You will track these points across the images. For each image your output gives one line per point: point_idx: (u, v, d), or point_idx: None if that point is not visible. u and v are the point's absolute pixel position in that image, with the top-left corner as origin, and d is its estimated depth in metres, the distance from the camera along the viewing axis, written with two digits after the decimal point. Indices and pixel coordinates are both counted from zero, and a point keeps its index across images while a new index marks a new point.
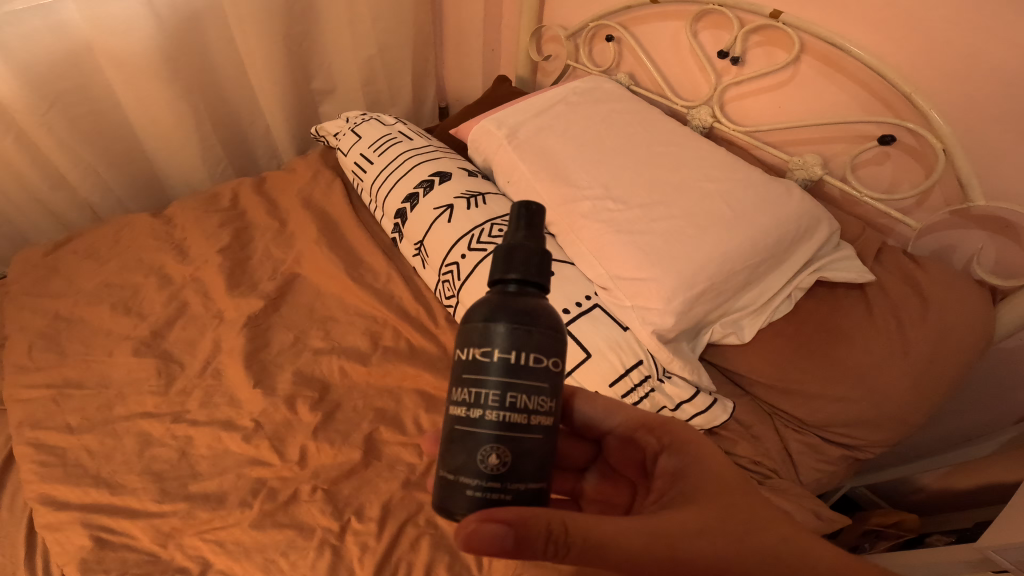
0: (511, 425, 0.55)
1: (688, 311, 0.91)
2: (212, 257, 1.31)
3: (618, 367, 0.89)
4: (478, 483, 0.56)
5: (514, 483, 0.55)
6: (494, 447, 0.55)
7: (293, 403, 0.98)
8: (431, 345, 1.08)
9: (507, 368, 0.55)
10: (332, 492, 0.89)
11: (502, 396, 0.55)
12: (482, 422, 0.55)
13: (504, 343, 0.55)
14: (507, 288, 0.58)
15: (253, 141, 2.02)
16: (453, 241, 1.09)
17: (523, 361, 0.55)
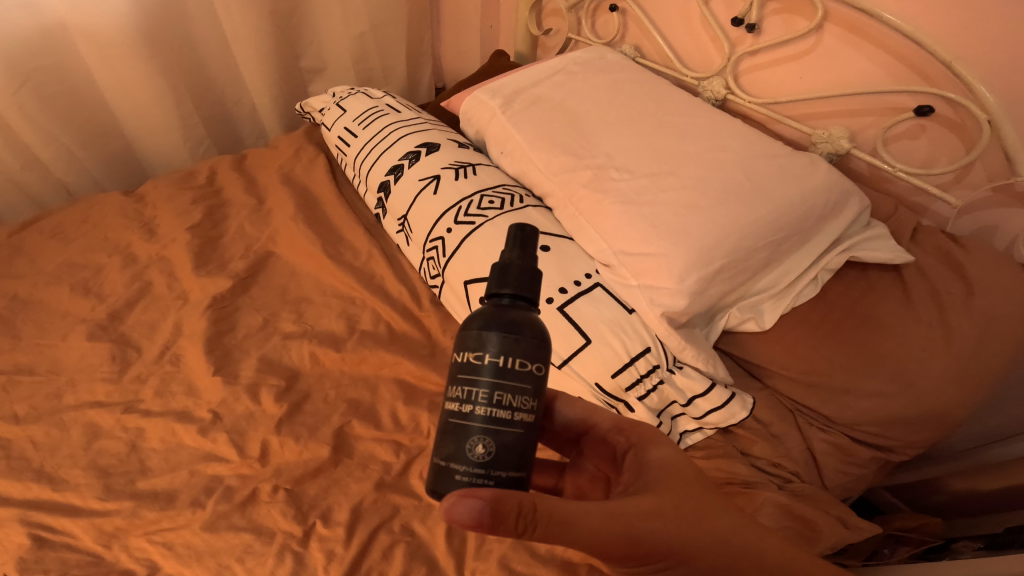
0: (503, 425, 0.47)
1: (704, 291, 0.78)
2: (180, 236, 1.20)
3: (622, 355, 0.75)
4: (470, 471, 0.47)
5: (500, 469, 0.47)
6: (481, 439, 0.46)
7: (256, 393, 0.87)
8: (414, 331, 0.96)
9: (499, 369, 0.47)
10: (296, 493, 0.78)
11: (493, 392, 0.47)
12: (473, 414, 0.47)
13: (494, 343, 0.47)
14: (505, 296, 0.49)
15: (239, 121, 1.89)
16: (438, 214, 0.97)
17: (511, 364, 0.47)
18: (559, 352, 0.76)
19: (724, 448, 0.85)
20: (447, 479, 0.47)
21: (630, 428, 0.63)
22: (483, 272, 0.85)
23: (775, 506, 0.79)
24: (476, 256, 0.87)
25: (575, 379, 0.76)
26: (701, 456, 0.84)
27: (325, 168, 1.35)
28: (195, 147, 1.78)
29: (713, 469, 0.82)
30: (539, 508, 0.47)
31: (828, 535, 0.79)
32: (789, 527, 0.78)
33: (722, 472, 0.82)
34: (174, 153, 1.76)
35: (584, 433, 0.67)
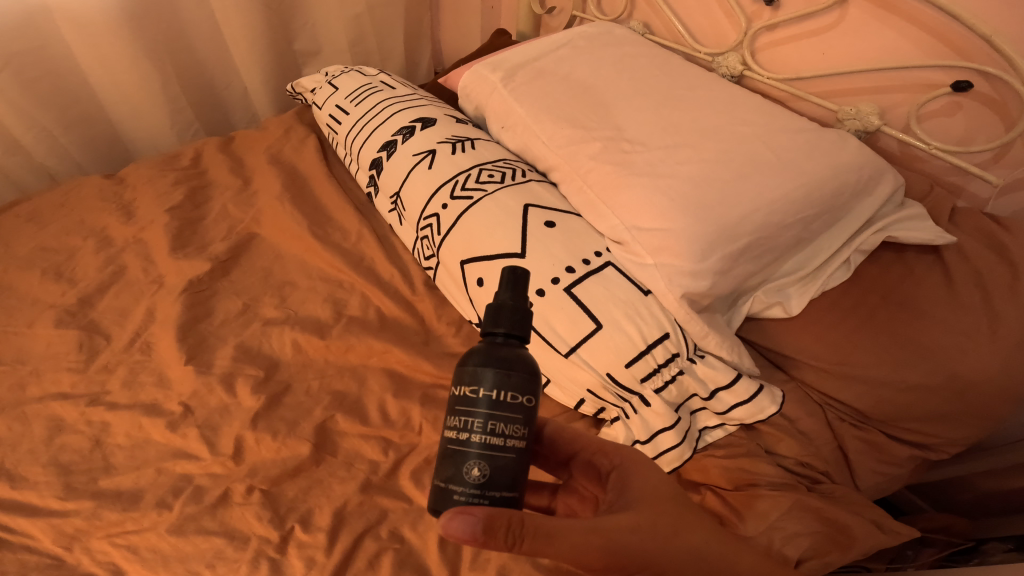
0: (502, 452, 0.42)
1: (727, 272, 0.70)
2: (160, 218, 1.11)
3: (638, 342, 0.64)
4: (467, 490, 0.42)
5: (498, 489, 0.42)
6: (475, 471, 0.41)
7: (232, 384, 0.78)
8: (406, 316, 0.85)
9: (495, 401, 0.41)
10: (273, 495, 0.70)
11: (489, 420, 0.42)
12: (470, 441, 0.41)
13: (490, 373, 0.42)
14: (499, 334, 0.44)
15: (230, 104, 1.78)
16: (433, 189, 0.88)
17: (504, 397, 0.42)
18: (564, 338, 0.66)
19: (749, 446, 0.75)
20: (445, 499, 0.42)
21: (614, 448, 0.56)
22: (480, 249, 0.75)
23: (804, 509, 0.71)
24: (473, 232, 0.77)
25: (583, 368, 0.66)
26: (725, 455, 0.75)
27: (317, 149, 1.26)
28: (184, 132, 1.68)
29: (736, 470, 0.74)
30: (528, 520, 0.42)
31: (863, 541, 0.70)
32: (817, 532, 0.70)
33: (747, 472, 0.73)
34: (162, 139, 1.66)
35: (571, 454, 0.59)
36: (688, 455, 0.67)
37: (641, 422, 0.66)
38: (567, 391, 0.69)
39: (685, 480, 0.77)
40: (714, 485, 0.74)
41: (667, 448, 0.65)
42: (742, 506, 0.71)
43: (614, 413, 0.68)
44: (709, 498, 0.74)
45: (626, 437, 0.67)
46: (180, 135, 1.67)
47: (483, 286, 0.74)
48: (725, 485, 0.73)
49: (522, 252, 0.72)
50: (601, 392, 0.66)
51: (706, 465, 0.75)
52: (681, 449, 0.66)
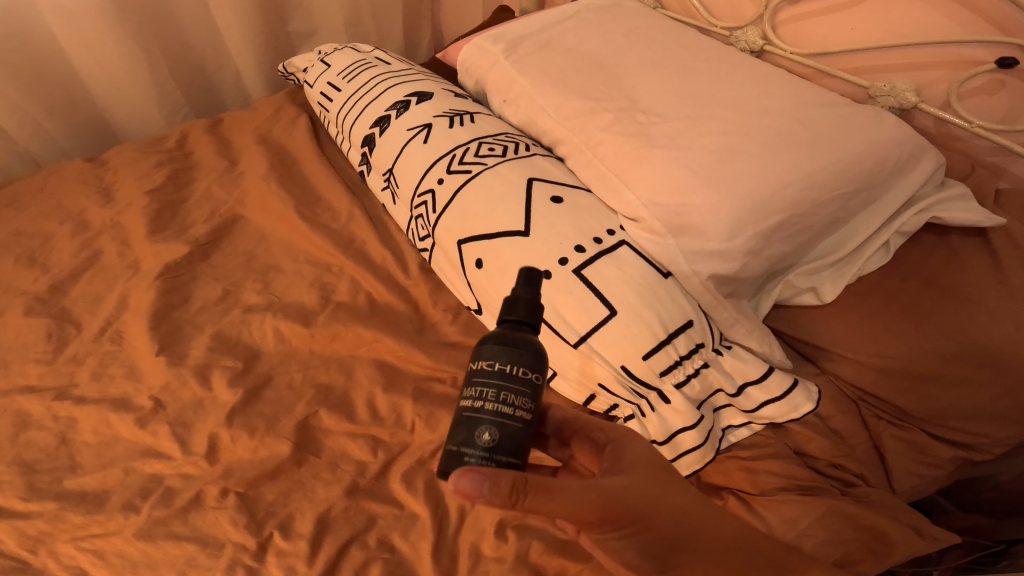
0: (512, 422, 0.37)
1: (760, 252, 0.61)
2: (140, 202, 1.04)
3: (657, 330, 0.56)
4: (477, 453, 0.37)
5: (507, 456, 0.37)
6: (486, 438, 0.36)
7: (207, 376, 0.70)
8: (399, 301, 0.75)
9: (510, 372, 0.37)
10: (249, 498, 0.62)
11: (502, 390, 0.37)
12: (482, 409, 0.37)
13: (503, 346, 0.37)
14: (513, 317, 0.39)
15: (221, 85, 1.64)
16: (429, 164, 0.81)
17: (519, 369, 0.37)
18: (573, 326, 0.58)
19: (776, 446, 0.67)
20: (452, 463, 0.37)
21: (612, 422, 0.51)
22: (480, 228, 0.68)
23: (840, 515, 0.63)
24: (473, 209, 0.70)
25: (593, 360, 0.58)
26: (751, 456, 0.67)
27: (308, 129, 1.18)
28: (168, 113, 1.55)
29: (763, 474, 0.66)
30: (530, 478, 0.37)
31: (903, 549, 0.63)
32: (852, 540, 0.62)
33: (775, 476, 0.66)
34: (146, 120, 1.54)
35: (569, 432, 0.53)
36: (710, 458, 0.59)
37: (658, 420, 0.58)
38: (574, 386, 0.61)
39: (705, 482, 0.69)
40: (737, 489, 0.67)
41: (686, 449, 0.58)
42: (769, 513, 0.63)
43: (627, 411, 0.60)
44: (730, 503, 0.66)
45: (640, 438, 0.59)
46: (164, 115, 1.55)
47: (481, 268, 0.65)
48: (750, 490, 0.66)
49: (526, 230, 0.64)
50: (614, 388, 0.58)
51: (729, 467, 0.68)
52: (702, 450, 0.58)
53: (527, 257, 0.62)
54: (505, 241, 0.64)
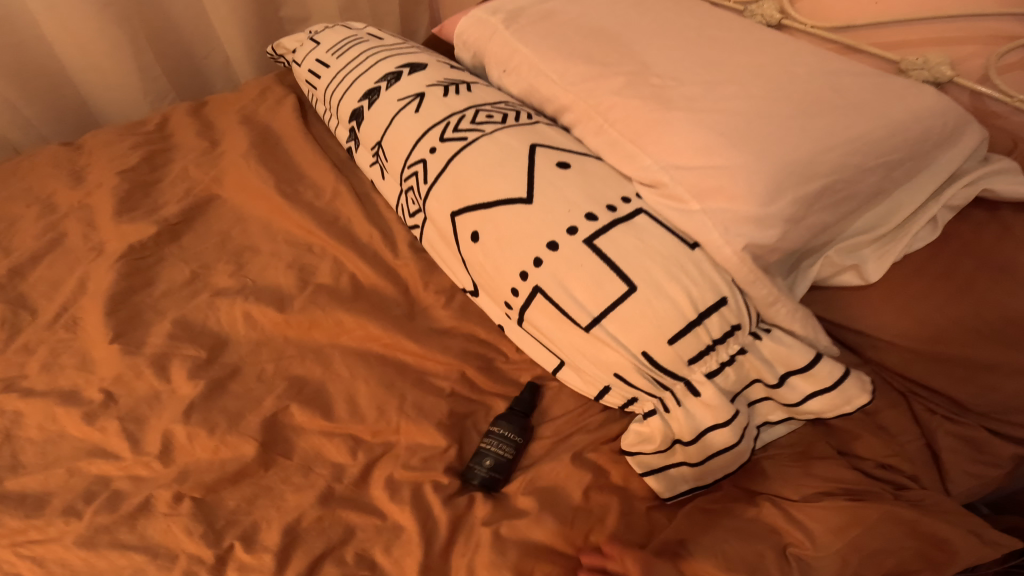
0: (501, 463, 0.55)
1: (800, 221, 0.53)
2: (111, 183, 0.96)
3: (685, 310, 0.47)
4: (478, 478, 0.54)
5: (492, 481, 0.55)
6: (484, 473, 0.54)
7: (167, 366, 0.62)
8: (386, 283, 0.66)
9: (509, 437, 0.55)
10: (206, 505, 0.54)
11: (501, 444, 0.55)
12: (487, 453, 0.54)
13: (514, 420, 0.56)
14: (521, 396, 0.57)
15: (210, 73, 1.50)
16: (421, 133, 0.72)
17: (513, 437, 0.55)
18: (584, 306, 0.49)
19: (819, 446, 0.60)
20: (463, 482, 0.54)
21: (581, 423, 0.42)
22: (476, 197, 0.59)
23: (896, 522, 0.54)
24: (468, 178, 0.62)
25: (609, 346, 0.49)
26: (791, 458, 0.58)
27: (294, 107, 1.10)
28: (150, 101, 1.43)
29: (805, 477, 0.58)
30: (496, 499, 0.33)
31: (967, 561, 0.55)
32: (907, 549, 0.55)
33: (819, 479, 0.57)
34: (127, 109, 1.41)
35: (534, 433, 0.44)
36: (744, 459, 0.52)
37: (686, 417, 0.50)
38: (587, 378, 0.53)
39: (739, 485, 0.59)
40: (777, 496, 0.57)
41: (717, 449, 0.51)
42: (814, 522, 0.54)
43: (649, 406, 0.52)
44: (768, 510, 0.56)
45: (665, 437, 0.52)
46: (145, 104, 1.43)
47: (478, 242, 0.57)
48: (791, 495, 0.57)
49: (529, 197, 0.56)
50: (633, 380, 0.49)
51: (766, 470, 0.59)
52: (736, 450, 0.51)
53: (529, 227, 0.54)
54: (506, 211, 0.56)
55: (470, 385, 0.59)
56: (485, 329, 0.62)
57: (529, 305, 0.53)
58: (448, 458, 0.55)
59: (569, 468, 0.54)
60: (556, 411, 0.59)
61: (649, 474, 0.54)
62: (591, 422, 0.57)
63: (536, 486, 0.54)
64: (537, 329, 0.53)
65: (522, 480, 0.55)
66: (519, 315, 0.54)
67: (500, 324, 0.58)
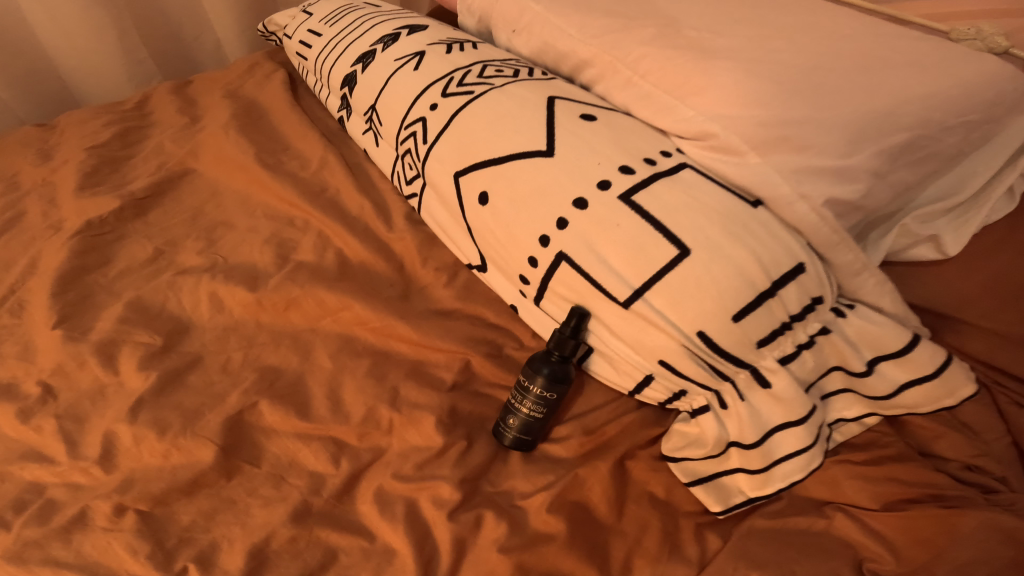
0: (532, 422, 0.44)
1: (886, 176, 0.45)
2: (78, 157, 0.86)
3: (759, 278, 0.37)
4: (509, 437, 0.45)
5: (525, 440, 0.45)
6: (514, 431, 0.45)
7: (118, 355, 0.52)
8: (377, 259, 0.56)
9: (540, 395, 0.43)
10: (155, 520, 0.44)
11: (532, 403, 0.43)
12: (517, 411, 0.44)
13: (547, 377, 0.43)
14: (558, 344, 0.43)
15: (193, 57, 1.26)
16: (420, 91, 0.62)
17: (545, 395, 0.43)
18: (622, 275, 0.39)
19: (898, 446, 0.48)
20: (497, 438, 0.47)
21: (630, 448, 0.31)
22: (483, 153, 0.49)
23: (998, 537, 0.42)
24: (475, 133, 0.52)
25: (654, 327, 0.39)
26: (866, 461, 0.47)
27: (278, 77, 0.96)
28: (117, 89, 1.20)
29: (883, 482, 0.46)
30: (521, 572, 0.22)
31: None
32: None
33: (901, 484, 0.46)
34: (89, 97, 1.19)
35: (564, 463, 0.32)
36: (817, 465, 0.41)
37: (749, 414, 0.40)
38: (623, 367, 0.43)
39: (800, 493, 0.48)
40: (850, 504, 0.46)
41: (785, 454, 0.41)
42: (901, 539, 0.43)
43: (701, 402, 0.43)
44: (839, 521, 0.45)
45: (719, 440, 0.43)
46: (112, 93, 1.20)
47: (487, 204, 0.47)
48: (869, 504, 0.46)
49: (550, 149, 0.46)
50: (683, 368, 0.39)
51: (835, 474, 0.47)
52: (808, 454, 0.41)
53: (551, 183, 0.44)
54: (521, 166, 0.46)
55: (477, 378, 0.49)
56: (494, 310, 0.51)
57: (550, 277, 0.43)
58: (451, 466, 0.45)
59: (600, 474, 0.45)
60: (581, 408, 0.48)
61: (697, 484, 0.44)
62: (624, 420, 0.47)
63: (558, 500, 0.44)
64: (561, 307, 0.44)
65: (543, 492, 0.44)
66: (539, 291, 0.45)
67: (513, 304, 0.49)
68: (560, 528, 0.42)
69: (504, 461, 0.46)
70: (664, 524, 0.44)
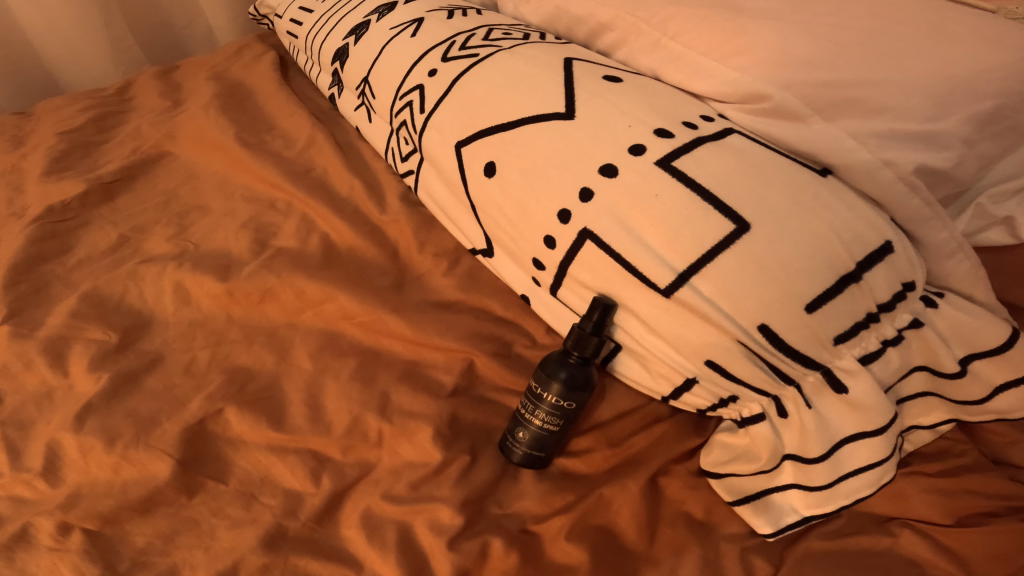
0: (547, 436, 0.37)
1: (975, 145, 0.37)
2: (42, 137, 0.69)
3: (846, 261, 0.31)
4: (520, 453, 0.38)
5: (537, 457, 0.38)
6: (525, 445, 0.38)
7: (71, 354, 0.45)
8: (368, 245, 0.48)
9: (557, 405, 0.35)
10: (105, 542, 0.36)
11: (548, 414, 0.36)
12: (530, 423, 0.37)
13: (567, 382, 0.35)
14: (578, 344, 0.35)
15: (179, 43, 0.99)
16: (416, 58, 0.52)
17: (562, 404, 0.36)
18: (662, 256, 0.32)
19: (975, 454, 0.38)
20: (505, 454, 0.39)
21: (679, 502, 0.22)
22: (490, 119, 0.42)
23: None
24: (479, 97, 0.43)
25: (703, 318, 0.32)
26: (938, 473, 0.37)
27: (264, 54, 0.76)
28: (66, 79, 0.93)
29: (958, 494, 0.36)
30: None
31: None
32: None
33: (979, 497, 0.36)
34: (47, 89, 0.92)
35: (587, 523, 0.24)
36: (889, 479, 0.34)
37: (816, 424, 0.33)
38: (659, 369, 0.36)
39: (861, 508, 0.38)
40: (917, 520, 0.37)
41: (855, 468, 0.34)
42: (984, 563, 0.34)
43: (755, 409, 0.35)
44: (909, 541, 0.36)
45: (774, 452, 0.35)
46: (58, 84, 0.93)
47: (494, 176, 0.40)
48: (939, 519, 0.36)
49: (570, 112, 0.39)
50: (737, 368, 0.33)
51: (901, 487, 0.37)
52: (881, 468, 0.33)
53: (574, 150, 0.37)
54: (536, 131, 0.39)
55: (481, 381, 0.42)
56: (503, 302, 0.44)
57: (571, 260, 0.36)
58: (452, 486, 0.37)
59: (623, 491, 0.37)
60: (604, 416, 0.41)
61: (744, 503, 0.36)
62: (655, 429, 0.40)
63: (578, 525, 0.37)
64: (581, 296, 0.37)
65: (561, 515, 0.37)
66: (557, 278, 0.38)
67: (524, 295, 0.41)
68: (581, 559, 0.35)
69: (515, 479, 0.39)
70: (704, 549, 0.36)
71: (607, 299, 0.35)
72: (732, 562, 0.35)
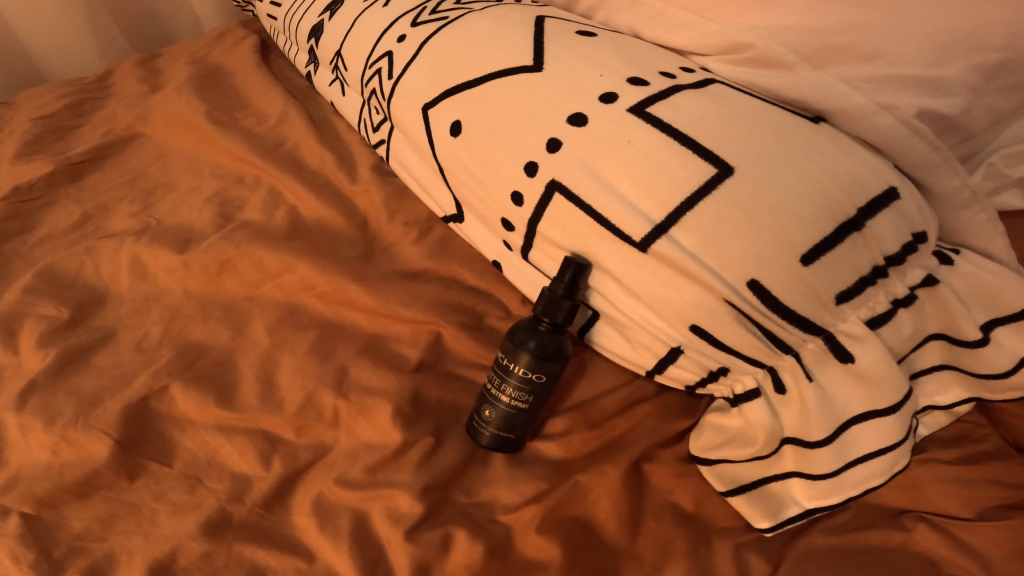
0: (517, 414, 0.33)
1: (991, 91, 0.33)
2: (16, 122, 0.67)
3: (845, 209, 0.27)
4: (489, 434, 0.34)
5: (509, 439, 0.34)
6: (495, 424, 0.34)
7: (18, 330, 0.42)
8: (335, 216, 0.46)
9: (527, 377, 0.32)
10: (38, 527, 0.33)
11: (517, 388, 0.32)
12: (498, 400, 0.33)
13: (536, 352, 0.32)
14: (548, 309, 0.32)
15: (163, 32, 0.97)
16: (387, 26, 0.49)
17: (532, 376, 0.32)
18: (638, 207, 0.29)
19: (997, 440, 0.33)
20: (475, 437, 0.35)
21: None
22: (458, 77, 0.39)
23: None
24: (447, 56, 0.41)
25: (686, 276, 0.29)
26: (958, 460, 0.33)
27: (245, 38, 0.74)
28: (52, 71, 0.90)
29: (981, 484, 0.32)
30: None
31: None
32: None
33: (1003, 487, 0.32)
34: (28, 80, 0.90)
35: None
36: (903, 466, 0.30)
37: (818, 399, 0.30)
38: (640, 338, 0.32)
39: (873, 501, 0.33)
40: (934, 513, 0.32)
41: (864, 451, 0.29)
42: (1012, 564, 0.30)
43: (748, 384, 0.32)
44: (924, 538, 0.31)
45: (772, 436, 0.31)
46: (41, 75, 0.91)
47: (460, 134, 0.37)
48: (958, 512, 0.32)
49: (538, 64, 0.36)
50: (725, 334, 0.29)
51: (915, 476, 0.33)
52: (894, 450, 0.29)
53: (541, 101, 0.34)
54: (503, 85, 0.36)
55: (448, 356, 0.39)
56: (474, 272, 0.41)
57: (540, 217, 0.33)
58: (412, 470, 0.34)
59: (600, 478, 0.34)
60: (583, 394, 0.37)
61: (737, 494, 0.32)
62: (640, 410, 0.36)
63: (550, 516, 0.33)
64: (554, 258, 0.34)
65: (533, 504, 0.33)
66: (527, 239, 0.35)
67: (495, 261, 0.38)
68: (554, 554, 0.32)
69: (484, 464, 0.35)
70: (694, 545, 0.32)
71: (580, 259, 0.31)
72: (724, 559, 0.31)
